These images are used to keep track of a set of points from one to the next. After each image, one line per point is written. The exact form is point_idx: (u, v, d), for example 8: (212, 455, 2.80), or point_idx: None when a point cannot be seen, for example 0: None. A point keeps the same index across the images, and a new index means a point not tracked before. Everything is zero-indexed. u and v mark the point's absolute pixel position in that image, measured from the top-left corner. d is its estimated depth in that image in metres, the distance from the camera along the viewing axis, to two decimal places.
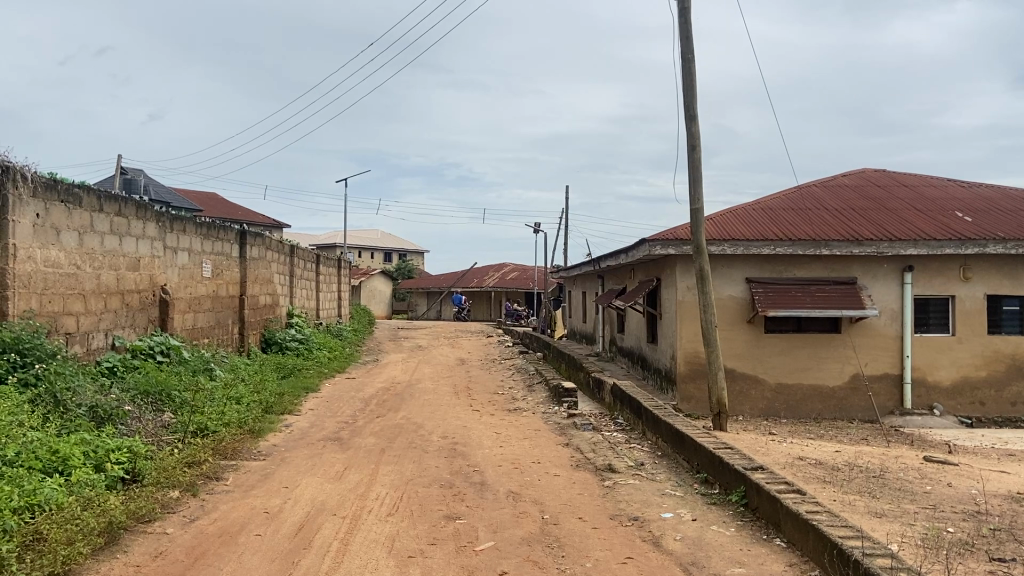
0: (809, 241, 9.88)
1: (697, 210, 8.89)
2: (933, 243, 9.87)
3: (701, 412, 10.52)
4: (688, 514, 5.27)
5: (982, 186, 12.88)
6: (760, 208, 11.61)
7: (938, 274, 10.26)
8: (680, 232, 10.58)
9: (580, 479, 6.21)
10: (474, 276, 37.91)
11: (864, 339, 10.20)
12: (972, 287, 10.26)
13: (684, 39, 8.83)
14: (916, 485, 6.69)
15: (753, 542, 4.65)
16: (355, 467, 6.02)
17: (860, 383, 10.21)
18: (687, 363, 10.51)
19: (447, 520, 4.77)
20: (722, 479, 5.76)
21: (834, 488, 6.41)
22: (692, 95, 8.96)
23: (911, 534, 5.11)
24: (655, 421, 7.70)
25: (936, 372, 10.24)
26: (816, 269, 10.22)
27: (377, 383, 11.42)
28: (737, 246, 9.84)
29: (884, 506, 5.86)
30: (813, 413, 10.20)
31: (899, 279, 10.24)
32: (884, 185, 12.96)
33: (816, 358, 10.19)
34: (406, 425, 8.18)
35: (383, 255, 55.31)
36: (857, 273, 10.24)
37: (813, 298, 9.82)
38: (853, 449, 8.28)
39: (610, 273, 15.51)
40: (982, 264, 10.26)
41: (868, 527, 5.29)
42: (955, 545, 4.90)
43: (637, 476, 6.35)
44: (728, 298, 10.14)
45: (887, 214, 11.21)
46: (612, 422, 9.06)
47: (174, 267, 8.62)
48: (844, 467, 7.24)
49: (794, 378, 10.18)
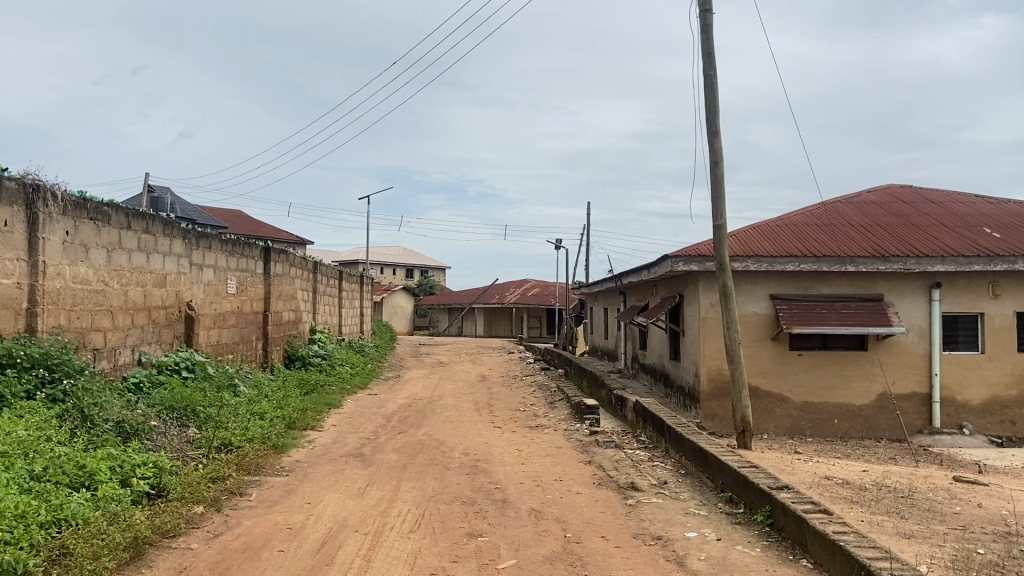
0: (834, 257, 9.79)
1: (720, 226, 8.85)
2: (962, 260, 9.73)
3: (725, 430, 10.42)
4: (712, 533, 5.20)
5: (1010, 202, 12.69)
6: (784, 224, 11.52)
7: (967, 291, 10.11)
8: (703, 249, 10.54)
9: (603, 498, 6.16)
10: (495, 292, 37.97)
11: (891, 357, 10.07)
12: (1002, 305, 10.09)
13: (706, 56, 8.85)
14: (945, 505, 6.56)
15: (779, 562, 4.59)
16: (377, 484, 6.02)
17: (887, 402, 10.07)
18: (711, 380, 10.42)
19: (469, 537, 4.75)
20: (747, 498, 5.69)
21: (862, 508, 6.30)
22: (714, 112, 8.95)
23: (940, 556, 5.02)
24: (678, 438, 7.65)
25: (965, 392, 10.07)
26: (841, 286, 10.12)
27: (400, 399, 11.44)
28: (761, 263, 9.78)
29: (912, 527, 5.75)
30: (839, 432, 10.07)
31: (926, 295, 10.10)
32: (910, 201, 12.82)
33: (843, 376, 10.07)
34: (428, 441, 8.17)
35: (405, 271, 55.61)
36: (883, 290, 10.12)
37: (839, 315, 9.70)
38: (880, 469, 8.15)
39: (632, 290, 15.49)
40: (1011, 280, 10.10)
41: (896, 548, 5.20)
42: (986, 567, 4.80)
43: (661, 495, 6.29)
44: (751, 315, 10.07)
45: (914, 230, 11.07)
46: (635, 439, 8.99)
47: (199, 283, 8.71)
48: (872, 487, 7.12)
49: (820, 397, 10.06)
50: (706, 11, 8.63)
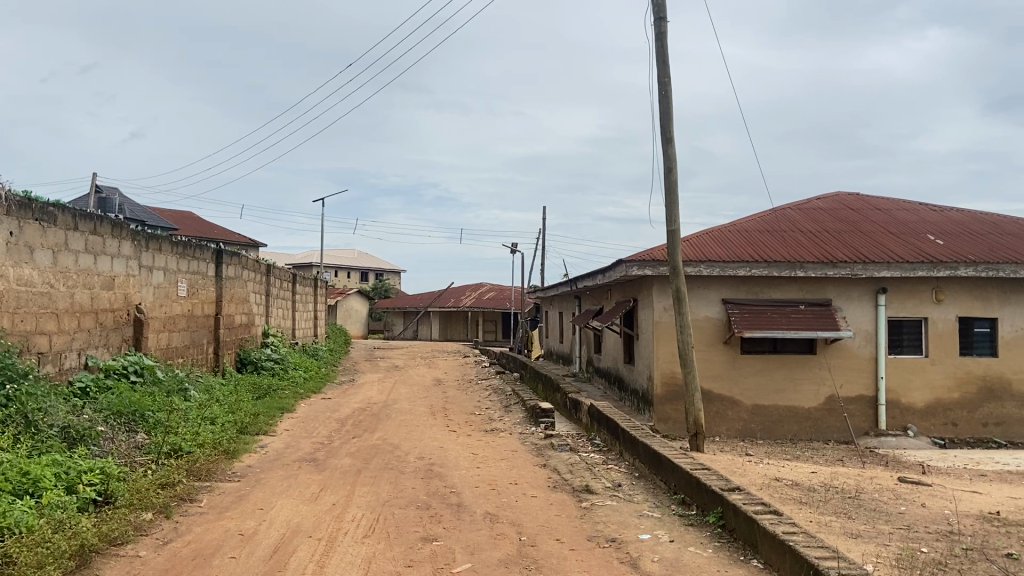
0: (784, 263, 10.00)
1: (674, 232, 8.98)
2: (906, 266, 10.02)
3: (678, 433, 10.56)
4: (665, 535, 5.27)
5: (952, 210, 13.11)
6: (737, 230, 11.73)
7: (911, 296, 10.40)
8: (657, 254, 10.67)
9: (557, 501, 6.19)
10: (451, 296, 37.90)
11: (839, 361, 10.32)
12: (944, 309, 10.41)
13: (660, 64, 8.98)
14: (890, 506, 6.75)
15: (730, 563, 4.67)
16: (331, 489, 5.96)
17: (835, 405, 10.31)
18: (665, 384, 10.55)
19: (424, 541, 4.73)
20: (700, 500, 5.78)
21: (811, 508, 6.45)
22: (668, 119, 9.08)
23: (885, 555, 5.16)
24: (632, 441, 7.73)
25: (910, 394, 10.37)
26: (790, 291, 10.34)
27: (354, 404, 11.34)
28: (714, 268, 9.95)
29: (859, 527, 5.91)
30: (789, 434, 10.28)
31: (872, 300, 10.38)
32: (857, 208, 13.16)
33: (792, 379, 10.29)
34: (383, 446, 8.12)
35: (360, 274, 55.19)
36: (831, 295, 10.37)
37: (788, 320, 9.91)
38: (828, 470, 8.34)
39: (588, 294, 15.59)
40: (953, 286, 10.43)
41: (844, 548, 5.33)
42: (929, 565, 4.95)
43: (615, 498, 6.35)
44: (704, 319, 10.23)
45: (861, 236, 11.36)
46: (589, 442, 9.05)
47: (149, 286, 8.53)
48: (820, 488, 7.29)
49: (771, 400, 10.27)
50: (661, 19, 8.75)
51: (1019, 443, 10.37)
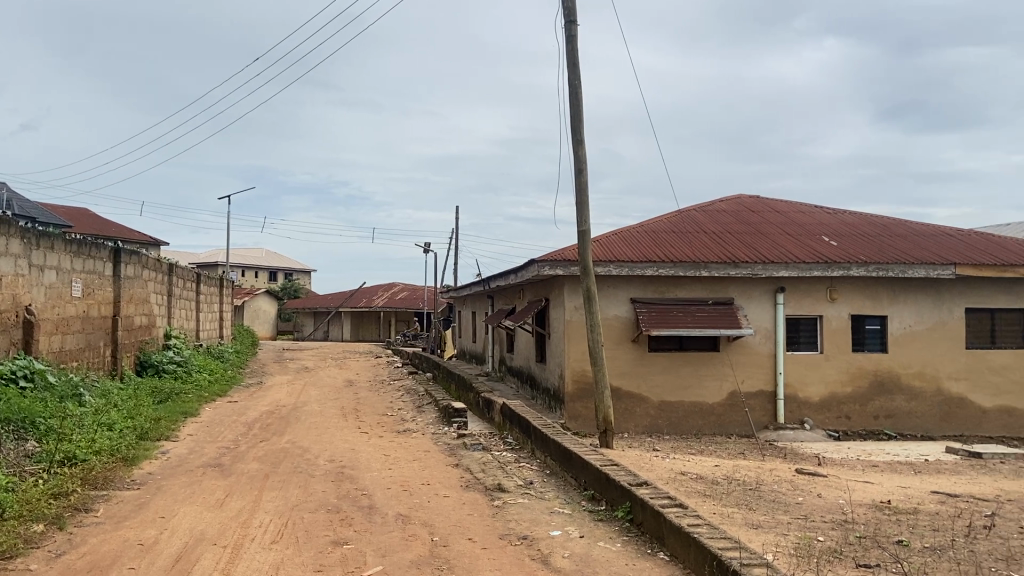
0: (690, 263, 10.32)
1: (585, 232, 9.14)
2: (803, 266, 10.50)
3: (589, 430, 10.75)
4: (575, 531, 5.37)
5: (845, 214, 13.81)
6: (645, 231, 12.03)
7: (808, 295, 10.90)
8: (568, 254, 10.84)
9: (470, 500, 6.22)
10: (363, 296, 37.41)
11: (741, 358, 10.72)
12: (837, 308, 10.95)
13: (571, 67, 9.13)
14: (788, 496, 7.07)
15: (638, 556, 4.80)
16: (237, 494, 5.81)
17: (738, 400, 10.71)
18: (576, 382, 10.73)
19: (334, 545, 4.67)
20: (609, 495, 5.91)
21: (715, 501, 6.69)
22: (579, 121, 9.24)
23: (784, 544, 5.40)
24: (544, 439, 7.83)
25: (806, 389, 10.87)
26: (696, 290, 10.69)
27: (262, 406, 11.05)
28: (623, 268, 10.18)
29: (759, 518, 6.17)
30: (694, 430, 10.62)
31: (772, 299, 10.83)
32: (757, 211, 13.70)
33: (697, 376, 10.64)
34: (292, 449, 7.95)
35: (268, 274, 53.81)
36: (733, 294, 10.76)
37: (694, 318, 10.23)
38: (730, 464, 8.66)
39: (501, 293, 15.68)
40: (845, 286, 10.98)
41: (745, 538, 5.55)
42: (824, 553, 5.21)
43: (527, 495, 6.43)
44: (613, 318, 10.46)
45: (761, 238, 11.84)
46: (501, 441, 9.12)
47: (40, 285, 8.09)
48: (723, 481, 7.57)
49: (677, 396, 10.59)
50: (571, 23, 8.89)
51: (905, 433, 11.02)
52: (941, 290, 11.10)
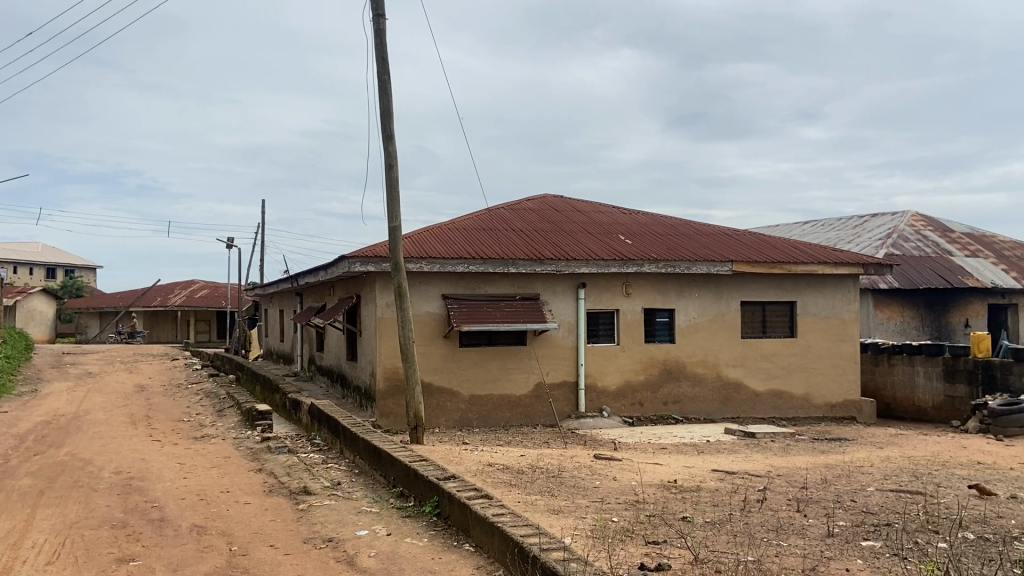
0: (498, 260, 10.58)
1: (395, 228, 9.10)
2: (602, 263, 11.10)
3: (399, 427, 10.72)
4: (382, 529, 5.34)
5: (641, 214, 14.73)
6: (455, 228, 12.17)
7: (607, 290, 11.53)
8: (378, 250, 10.73)
9: (273, 505, 6.00)
10: (157, 294, 34.88)
11: (546, 351, 11.15)
12: (633, 302, 11.66)
13: (380, 61, 9.04)
14: (587, 481, 7.46)
15: (444, 549, 4.86)
16: (3, 516, 5.22)
17: (543, 392, 11.13)
18: (386, 379, 10.65)
19: (119, 563, 4.34)
20: (416, 491, 5.94)
21: (519, 490, 6.92)
22: (388, 116, 9.18)
23: (582, 527, 5.70)
24: (351, 438, 7.71)
25: (605, 379, 11.51)
26: (504, 286, 10.97)
27: (35, 417, 9.99)
28: (434, 264, 10.24)
29: (560, 503, 6.46)
30: (502, 422, 10.90)
31: (574, 294, 11.34)
32: (562, 210, 14.28)
33: (505, 369, 10.94)
34: (71, 462, 7.26)
35: (45, 271, 48.73)
36: (539, 290, 11.16)
37: (502, 313, 10.50)
38: (535, 453, 8.99)
39: (308, 290, 15.23)
40: (640, 281, 11.73)
41: (547, 524, 5.80)
42: (618, 533, 5.56)
43: (333, 496, 6.30)
44: (424, 314, 10.50)
45: (565, 236, 12.36)
46: (309, 443, 8.87)
47: None
48: (527, 470, 7.84)
49: (486, 390, 10.82)
50: (379, 16, 8.80)
51: (691, 417, 11.97)
52: (722, 285, 12.16)
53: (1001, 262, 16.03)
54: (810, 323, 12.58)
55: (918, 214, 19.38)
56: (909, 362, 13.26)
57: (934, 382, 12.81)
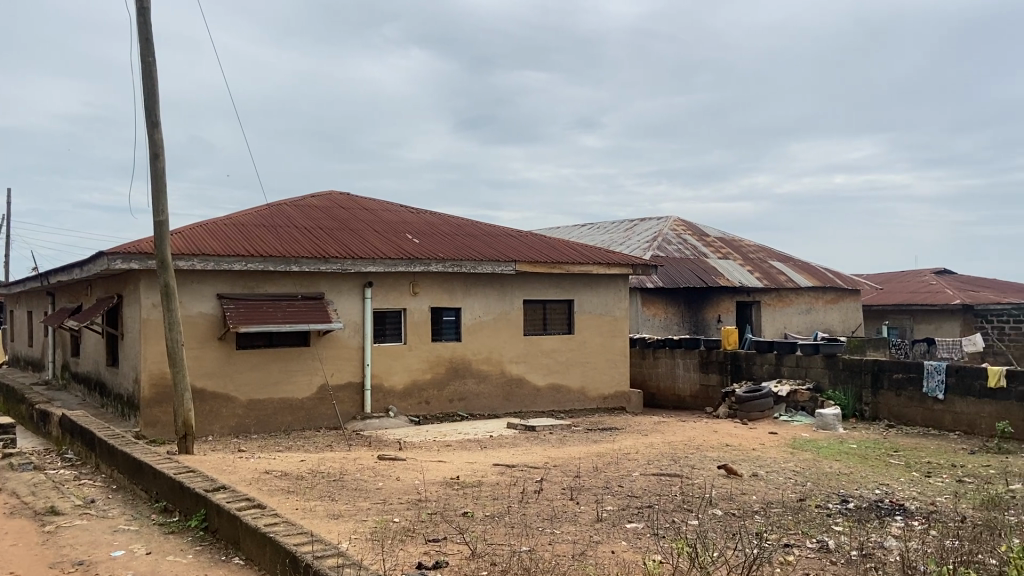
0: (279, 258, 10.12)
1: (162, 223, 8.41)
2: (388, 262, 10.99)
3: (168, 436, 9.94)
4: (142, 548, 4.89)
5: (428, 213, 14.77)
6: (232, 223, 11.50)
7: (393, 289, 11.42)
8: (144, 245, 9.87)
9: (10, 530, 5.30)
10: None
11: (330, 351, 10.84)
12: (419, 301, 11.65)
13: (144, 41, 8.30)
14: (370, 483, 7.34)
15: (211, 565, 4.55)
16: None
17: (326, 393, 10.82)
18: (153, 385, 9.83)
19: None
20: (183, 505, 5.51)
21: (298, 496, 6.65)
22: (154, 102, 8.45)
23: (361, 530, 5.58)
24: (109, 451, 7.02)
25: (391, 378, 11.41)
26: (285, 285, 10.52)
27: None
28: (208, 262, 9.60)
29: (340, 507, 6.29)
30: (282, 426, 10.46)
31: (360, 293, 11.12)
32: (347, 208, 13.97)
33: (287, 371, 10.51)
34: None
35: None
36: (323, 289, 10.83)
37: (283, 313, 10.06)
38: (317, 457, 8.71)
39: (61, 289, 13.71)
40: (427, 281, 11.74)
41: (326, 530, 5.62)
42: (398, 533, 5.51)
43: (85, 516, 5.69)
44: (196, 315, 9.82)
45: (350, 234, 12.11)
46: (58, 458, 7.96)
47: None
48: (307, 475, 7.57)
49: (265, 394, 10.33)
50: None
51: (476, 413, 12.20)
52: (506, 284, 12.50)
53: (748, 264, 17.89)
54: (586, 321, 13.28)
55: (680, 219, 21.13)
56: (671, 355, 14.41)
57: (692, 372, 14.04)
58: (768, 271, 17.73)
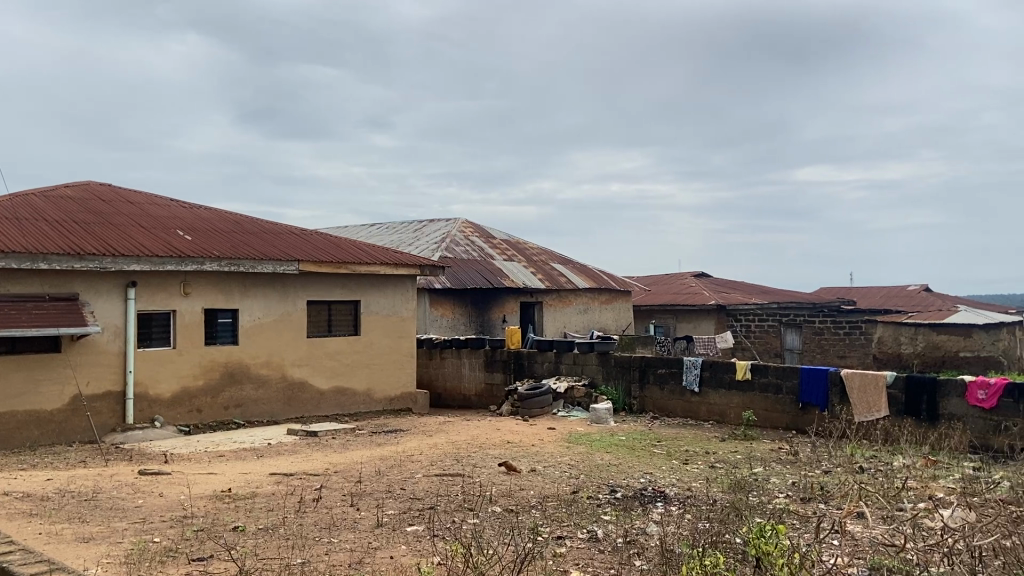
0: (22, 254, 8.97)
1: None
2: (156, 260, 10.12)
3: None
4: None
5: (202, 209, 13.82)
6: None
7: (161, 290, 10.53)
8: None
9: None
10: None
11: (85, 358, 9.79)
12: (191, 302, 10.83)
13: None
14: (129, 501, 6.68)
15: None
16: None
17: (79, 404, 9.76)
18: None
19: None
20: None
21: (40, 520, 5.90)
22: None
23: (114, 554, 5.05)
24: None
25: (158, 386, 10.52)
26: (30, 285, 9.35)
27: None
28: None
29: (92, 530, 5.66)
30: (25, 442, 9.28)
31: (122, 294, 10.13)
32: (108, 200, 12.71)
33: (31, 381, 9.34)
34: None
35: None
36: (77, 289, 9.74)
37: (28, 316, 8.92)
38: (67, 475, 7.80)
39: None
40: (200, 280, 10.95)
41: (72, 556, 5.02)
42: (158, 554, 5.05)
43: None
44: None
45: (112, 229, 11.01)
46: None
47: None
48: (54, 496, 6.75)
49: (4, 407, 9.11)
50: None
51: (254, 420, 11.58)
52: (288, 285, 11.98)
53: (530, 266, 18.53)
54: (372, 322, 13.07)
55: (467, 221, 21.44)
56: (456, 355, 14.54)
57: (477, 371, 14.29)
58: (550, 273, 18.47)
